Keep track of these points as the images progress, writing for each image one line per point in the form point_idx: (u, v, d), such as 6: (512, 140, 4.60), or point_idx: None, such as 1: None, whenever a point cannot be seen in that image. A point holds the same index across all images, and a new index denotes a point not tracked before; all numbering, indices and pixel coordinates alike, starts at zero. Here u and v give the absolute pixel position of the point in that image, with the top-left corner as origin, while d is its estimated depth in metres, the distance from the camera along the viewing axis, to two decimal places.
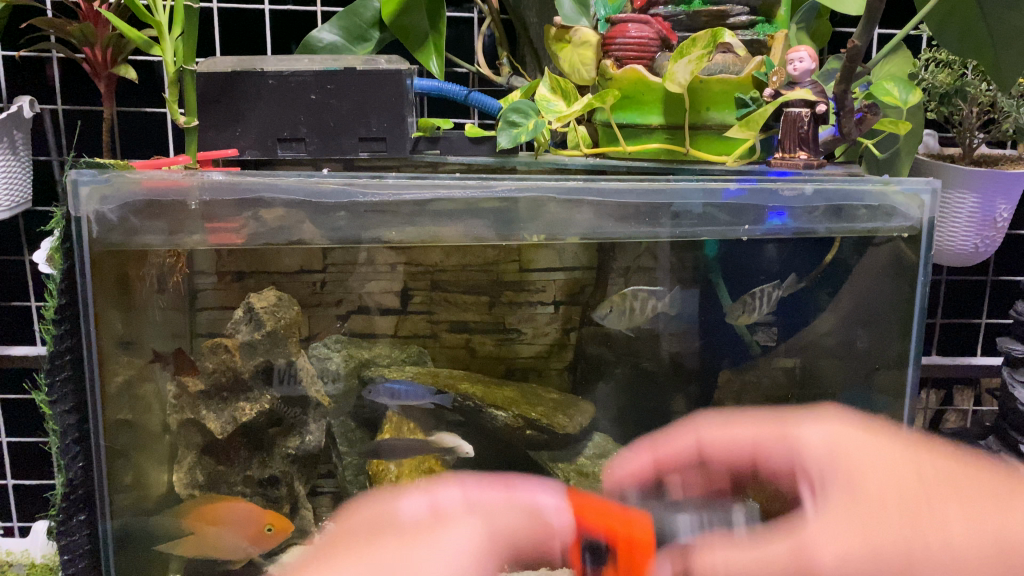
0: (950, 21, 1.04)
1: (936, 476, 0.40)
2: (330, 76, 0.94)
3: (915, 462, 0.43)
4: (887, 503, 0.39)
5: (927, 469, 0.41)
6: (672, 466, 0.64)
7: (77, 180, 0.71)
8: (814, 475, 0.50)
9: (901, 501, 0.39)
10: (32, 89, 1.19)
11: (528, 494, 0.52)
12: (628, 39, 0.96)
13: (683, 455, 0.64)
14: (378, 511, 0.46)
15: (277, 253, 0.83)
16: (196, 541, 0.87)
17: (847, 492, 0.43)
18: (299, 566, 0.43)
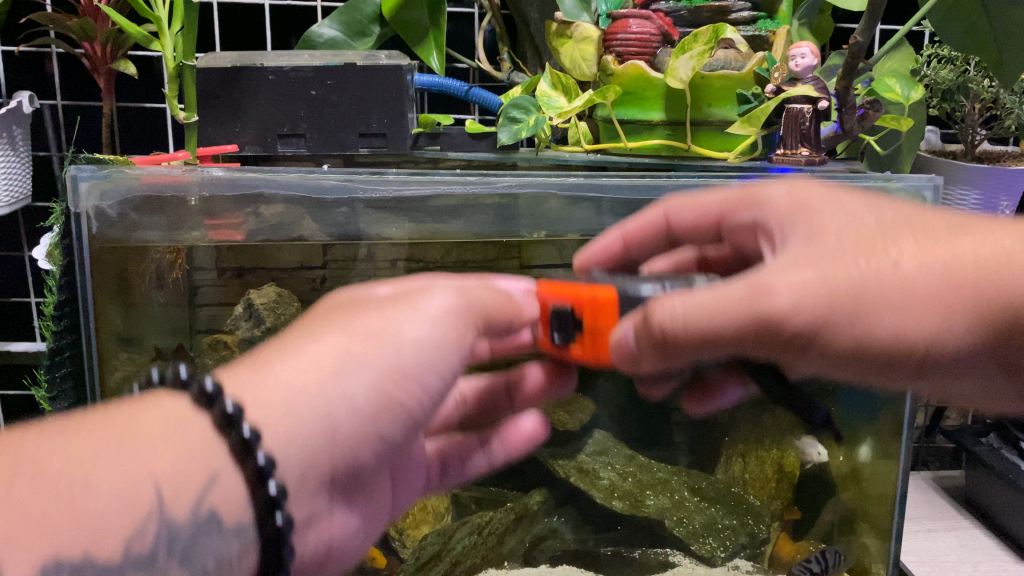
0: (953, 15, 1.03)
1: (894, 223, 0.50)
2: (330, 71, 0.94)
3: (890, 235, 0.49)
4: (844, 237, 0.49)
5: (885, 215, 0.51)
6: (639, 239, 0.68)
7: (77, 176, 0.72)
8: (776, 227, 0.55)
9: (862, 240, 0.48)
10: (32, 84, 1.19)
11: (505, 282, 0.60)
12: (629, 35, 0.95)
13: (651, 226, 0.68)
14: (334, 300, 0.55)
15: (276, 250, 0.80)
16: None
17: (808, 236, 0.50)
18: (248, 367, 0.47)
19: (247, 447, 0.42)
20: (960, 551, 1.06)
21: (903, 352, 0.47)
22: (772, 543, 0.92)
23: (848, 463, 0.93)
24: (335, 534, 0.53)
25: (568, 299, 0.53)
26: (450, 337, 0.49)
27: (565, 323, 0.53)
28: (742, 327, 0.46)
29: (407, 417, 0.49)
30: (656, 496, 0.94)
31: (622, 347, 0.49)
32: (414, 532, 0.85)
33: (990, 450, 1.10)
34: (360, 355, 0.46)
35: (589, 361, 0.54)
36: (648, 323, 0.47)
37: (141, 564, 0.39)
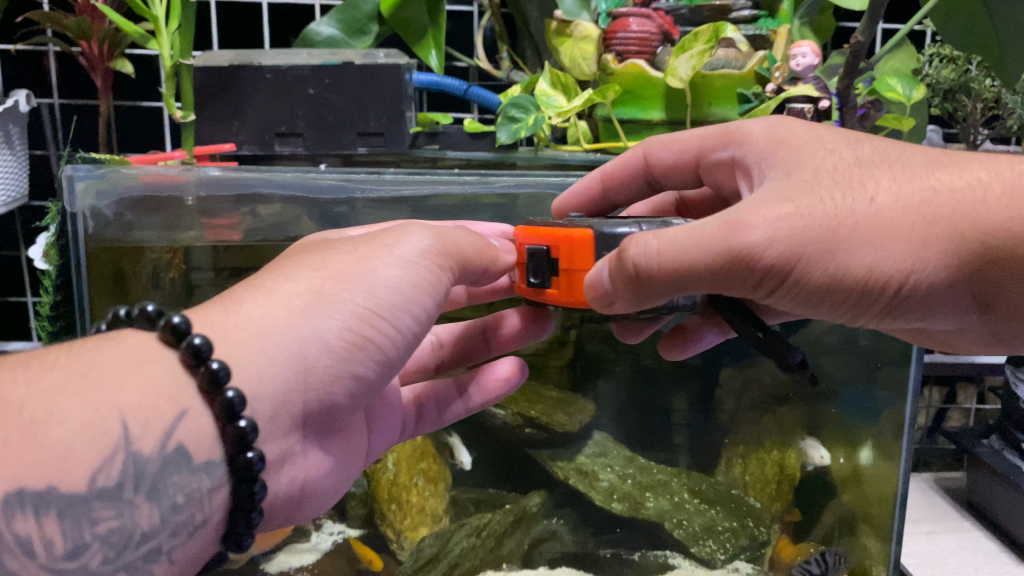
0: (954, 16, 1.02)
1: (871, 157, 0.52)
2: (328, 70, 0.93)
3: (866, 170, 0.50)
4: (821, 175, 0.50)
5: (862, 152, 0.52)
6: (618, 180, 0.71)
7: (73, 175, 0.71)
8: (753, 162, 0.58)
9: (838, 175, 0.50)
10: (29, 82, 1.19)
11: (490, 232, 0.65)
12: (630, 33, 0.94)
13: (631, 167, 0.70)
14: (319, 240, 0.58)
15: (274, 250, 0.78)
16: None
17: (784, 173, 0.52)
18: (230, 301, 0.50)
19: (215, 378, 0.44)
20: (961, 553, 1.05)
21: (879, 284, 0.48)
22: (773, 545, 0.91)
23: (849, 465, 0.93)
24: (309, 475, 0.55)
25: (544, 239, 0.55)
26: (425, 279, 0.51)
27: (541, 262, 0.55)
28: (719, 263, 0.47)
29: (383, 357, 0.51)
30: (656, 499, 0.93)
31: (596, 287, 0.51)
32: (412, 534, 0.86)
33: (991, 452, 1.09)
34: (334, 294, 0.49)
35: (564, 305, 0.56)
36: (625, 259, 0.49)
37: (108, 493, 0.43)
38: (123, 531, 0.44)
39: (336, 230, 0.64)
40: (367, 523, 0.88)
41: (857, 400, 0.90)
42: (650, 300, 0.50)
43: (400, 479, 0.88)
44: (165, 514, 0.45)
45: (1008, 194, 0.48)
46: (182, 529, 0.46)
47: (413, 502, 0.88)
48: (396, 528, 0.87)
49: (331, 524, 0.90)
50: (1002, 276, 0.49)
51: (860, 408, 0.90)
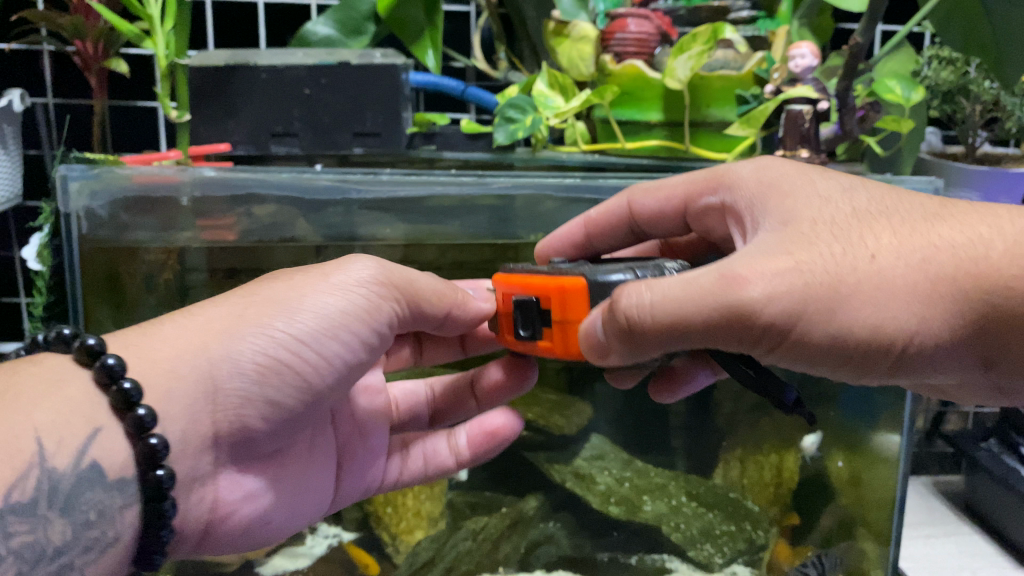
0: (955, 15, 1.02)
1: (869, 209, 0.52)
2: (324, 70, 0.93)
3: (865, 223, 0.50)
4: (819, 230, 0.50)
5: (860, 204, 0.53)
6: (601, 228, 0.73)
7: (67, 176, 0.71)
8: (744, 207, 0.60)
9: (837, 229, 0.50)
10: (23, 81, 1.18)
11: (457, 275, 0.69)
12: (628, 34, 0.94)
13: (614, 214, 0.72)
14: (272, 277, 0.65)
15: (269, 251, 0.78)
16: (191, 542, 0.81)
17: (780, 225, 0.53)
18: (156, 327, 0.56)
19: (126, 398, 0.49)
20: (959, 557, 1.05)
21: (882, 344, 0.47)
22: (770, 549, 0.89)
23: (848, 468, 0.91)
24: (223, 497, 0.60)
25: (534, 290, 0.54)
26: (358, 305, 0.58)
27: (531, 313, 0.54)
28: (716, 319, 0.46)
29: (302, 382, 0.57)
30: (654, 502, 0.92)
31: (589, 337, 0.50)
32: (408, 537, 0.86)
33: (990, 456, 1.09)
34: (255, 320, 0.56)
35: (559, 358, 0.54)
36: (617, 311, 0.48)
37: (23, 509, 0.46)
38: (36, 546, 0.47)
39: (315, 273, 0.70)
40: (363, 525, 0.89)
41: (856, 404, 0.87)
42: (639, 354, 0.50)
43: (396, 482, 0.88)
44: (78, 529, 0.49)
45: (1010, 249, 0.48)
46: (93, 544, 0.50)
47: (409, 504, 0.88)
48: (392, 531, 0.87)
49: (326, 527, 0.90)
50: (1007, 335, 0.48)
51: (859, 411, 0.87)
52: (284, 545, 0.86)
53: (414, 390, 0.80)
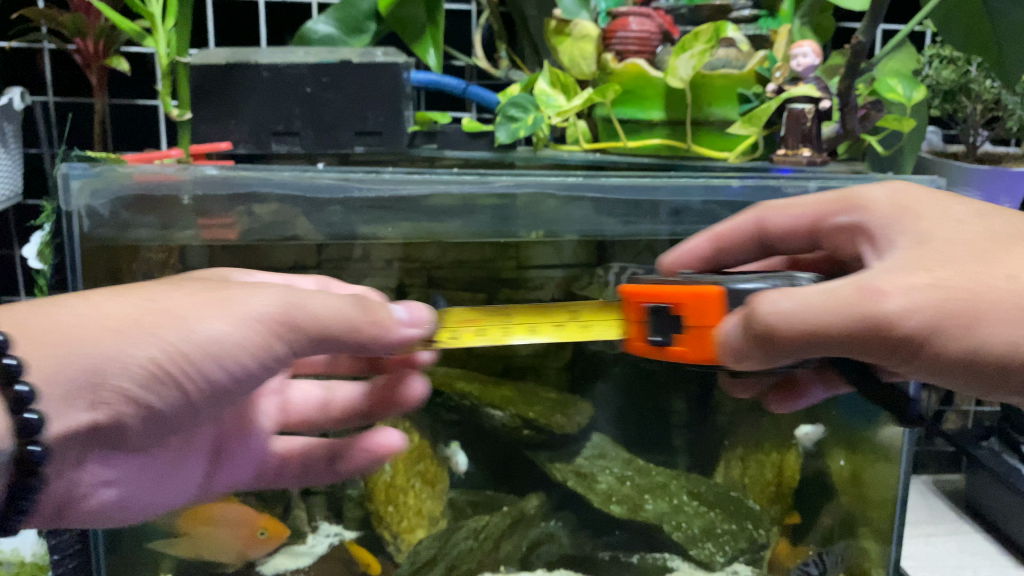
0: (956, 14, 1.02)
1: (1004, 233, 0.52)
2: (326, 68, 0.92)
3: (1001, 245, 0.51)
4: (955, 247, 0.51)
5: (993, 226, 0.53)
6: (728, 244, 0.74)
7: (69, 173, 0.71)
8: (876, 229, 0.59)
9: (973, 248, 0.50)
10: (24, 80, 1.18)
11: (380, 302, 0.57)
12: (630, 33, 0.94)
13: (744, 231, 0.73)
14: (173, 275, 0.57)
15: (270, 249, 0.78)
16: (191, 541, 0.81)
17: (915, 242, 0.53)
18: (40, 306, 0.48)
19: (9, 375, 0.42)
20: (960, 557, 1.05)
21: (1013, 364, 0.48)
22: (771, 548, 0.89)
23: (849, 467, 0.90)
24: (81, 484, 0.53)
25: (664, 297, 0.54)
26: (250, 341, 0.50)
27: (664, 320, 0.54)
28: (855, 329, 0.47)
29: (183, 395, 0.51)
30: (655, 501, 0.93)
31: (725, 343, 0.51)
32: (410, 536, 0.86)
33: (991, 454, 1.09)
34: (150, 328, 0.48)
35: (689, 362, 0.54)
36: (756, 323, 0.49)
37: None
38: None
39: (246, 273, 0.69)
40: (365, 525, 0.88)
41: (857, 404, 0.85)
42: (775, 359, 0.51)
43: (397, 481, 0.88)
44: None
45: None
46: None
47: (410, 503, 0.88)
48: (394, 530, 0.86)
49: (328, 526, 0.90)
50: None
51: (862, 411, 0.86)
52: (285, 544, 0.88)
53: (310, 395, 0.77)
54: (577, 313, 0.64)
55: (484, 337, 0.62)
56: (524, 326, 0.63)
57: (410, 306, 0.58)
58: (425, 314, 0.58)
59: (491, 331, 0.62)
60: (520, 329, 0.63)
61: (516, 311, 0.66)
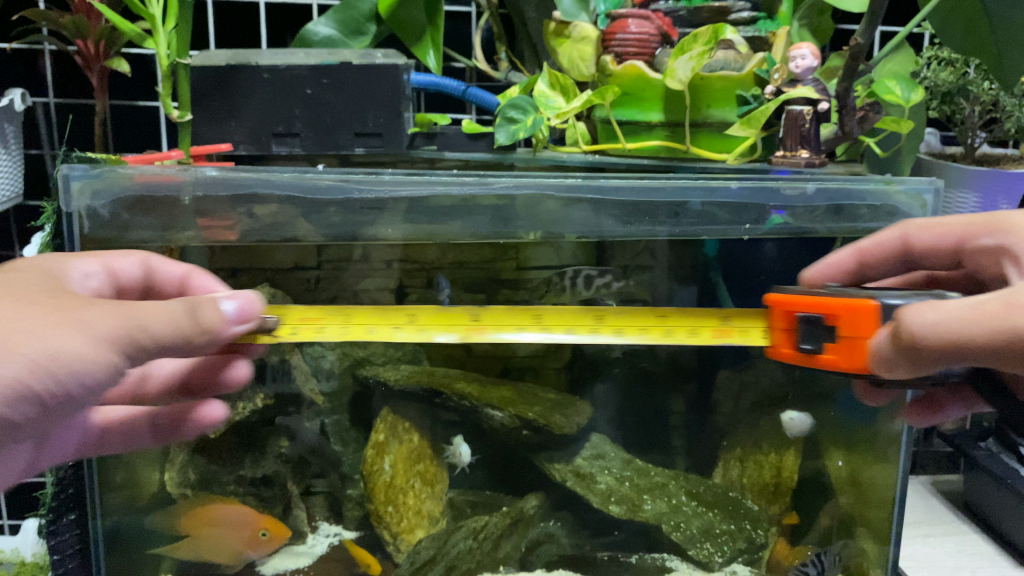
0: (954, 16, 1.02)
1: None
2: (325, 70, 0.93)
3: None
4: None
5: None
6: (874, 258, 0.76)
7: (69, 174, 0.71)
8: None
9: None
10: (25, 81, 1.18)
11: (207, 296, 0.58)
12: (629, 35, 0.94)
13: (888, 245, 0.75)
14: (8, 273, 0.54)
15: (270, 249, 0.78)
16: (192, 543, 0.86)
17: None
18: None
19: None
20: (958, 557, 1.05)
21: None
22: (770, 548, 0.90)
23: (848, 468, 0.90)
24: None
25: (822, 307, 0.59)
26: (105, 360, 0.51)
27: (816, 329, 0.60)
28: (1002, 344, 0.48)
29: (40, 408, 0.51)
30: (654, 501, 0.93)
31: (876, 354, 0.54)
32: (409, 536, 0.87)
33: (988, 455, 1.09)
34: (13, 348, 0.47)
35: (838, 371, 0.59)
36: (896, 328, 0.52)
37: None
38: None
39: (71, 256, 0.67)
40: (364, 525, 0.88)
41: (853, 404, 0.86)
42: (923, 368, 0.53)
43: (397, 481, 0.90)
44: None
45: None
46: None
47: (410, 504, 0.90)
48: (394, 530, 0.87)
49: (327, 526, 0.91)
50: None
51: (858, 412, 0.87)
52: (286, 544, 0.89)
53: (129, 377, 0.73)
54: (415, 315, 0.74)
55: (323, 334, 0.71)
56: (363, 325, 0.72)
57: (242, 300, 0.59)
58: (257, 307, 0.61)
59: (330, 330, 0.71)
60: (358, 328, 0.71)
61: (357, 310, 0.74)
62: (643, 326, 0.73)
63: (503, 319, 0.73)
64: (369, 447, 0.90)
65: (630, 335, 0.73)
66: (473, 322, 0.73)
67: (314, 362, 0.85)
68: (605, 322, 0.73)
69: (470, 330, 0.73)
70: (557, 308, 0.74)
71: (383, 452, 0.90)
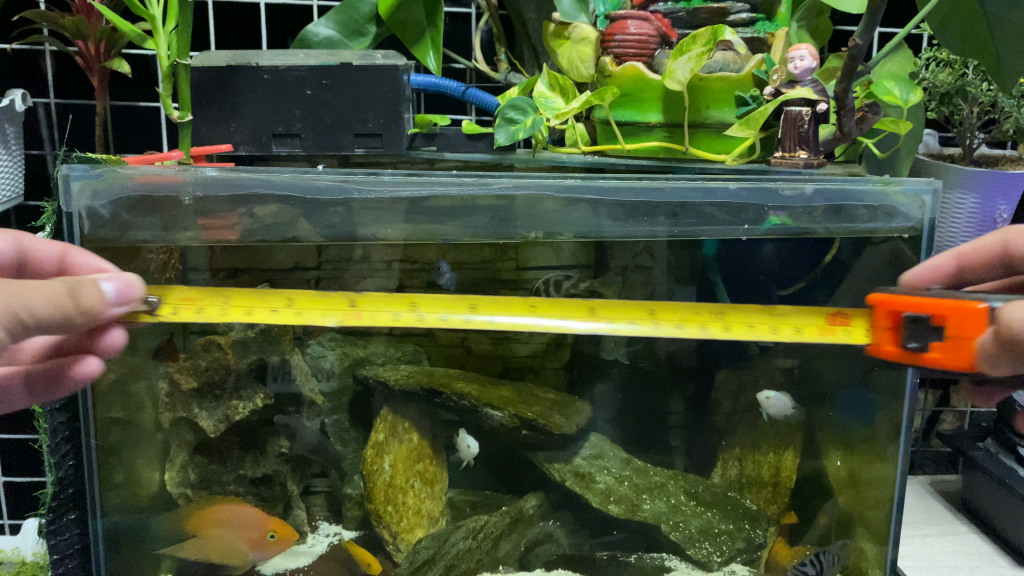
0: (954, 17, 1.03)
1: None
2: (326, 71, 0.93)
3: None
4: None
5: None
6: (971, 262, 0.78)
7: (69, 174, 0.72)
8: None
9: None
10: (26, 81, 1.18)
11: (88, 278, 0.61)
12: (628, 36, 0.95)
13: (987, 250, 0.78)
14: None
15: (270, 249, 0.78)
16: (199, 544, 0.87)
17: None
18: None
19: None
20: (956, 557, 1.05)
21: None
22: (769, 547, 0.91)
23: (846, 467, 0.90)
24: None
25: (926, 308, 0.65)
26: None
27: (920, 328, 0.65)
28: None
29: None
30: (653, 501, 0.93)
31: (980, 350, 0.60)
32: (409, 536, 0.89)
33: (987, 455, 1.10)
34: None
35: (944, 368, 0.63)
36: (997, 325, 0.57)
37: None
38: None
39: None
40: (365, 524, 0.90)
41: (851, 404, 0.88)
42: None
43: (397, 481, 0.91)
44: None
45: None
46: None
47: (410, 503, 0.91)
48: (394, 530, 0.89)
49: (327, 526, 0.92)
50: None
51: (855, 413, 0.88)
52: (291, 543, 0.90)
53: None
54: (292, 298, 0.75)
55: (202, 316, 0.73)
56: (240, 309, 0.74)
57: (120, 282, 0.63)
58: (136, 290, 0.64)
59: (209, 310, 0.73)
60: (236, 312, 0.74)
61: (236, 290, 0.76)
62: (516, 311, 0.76)
63: (378, 305, 0.75)
64: (368, 447, 0.91)
65: (503, 319, 0.75)
66: (348, 307, 0.75)
67: (314, 361, 0.87)
68: (480, 307, 0.76)
69: (349, 315, 0.75)
70: (436, 295, 0.77)
71: (382, 452, 0.91)
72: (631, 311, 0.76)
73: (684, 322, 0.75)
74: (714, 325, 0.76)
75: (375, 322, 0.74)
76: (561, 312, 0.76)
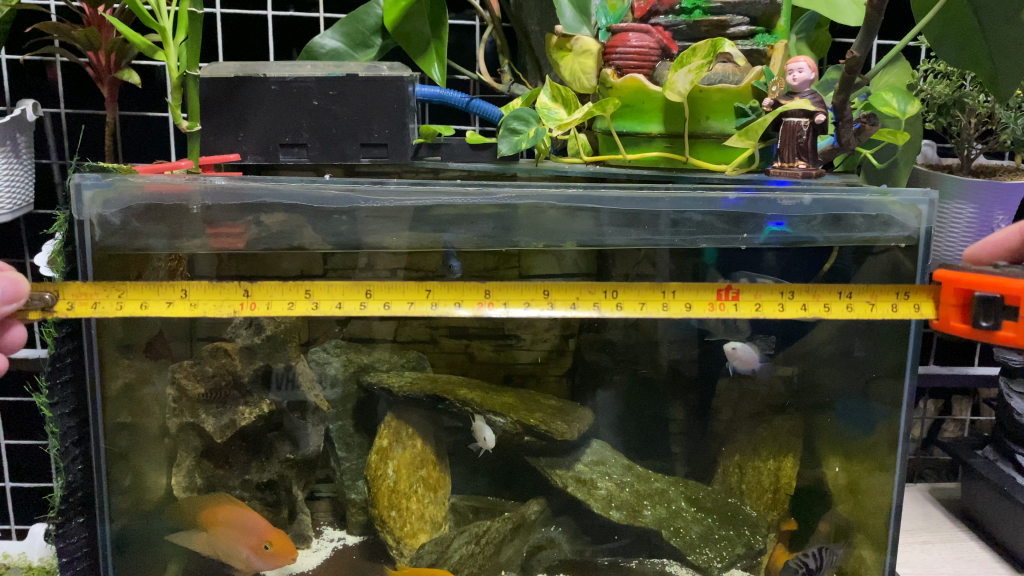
0: (949, 30, 1.04)
1: None
2: (332, 82, 0.95)
3: None
4: None
5: None
6: None
7: (81, 183, 0.73)
8: None
9: None
10: (37, 92, 1.20)
11: None
12: (629, 48, 0.96)
13: None
14: None
15: (276, 257, 0.80)
16: (207, 543, 0.87)
17: None
18: None
19: None
20: (956, 564, 1.06)
21: None
22: (769, 553, 0.91)
23: (845, 476, 0.91)
24: None
25: (996, 289, 0.69)
26: None
27: (992, 307, 0.70)
28: None
29: None
30: (654, 507, 0.94)
31: None
32: (412, 541, 0.90)
33: (985, 463, 1.10)
34: None
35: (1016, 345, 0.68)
36: None
37: None
38: None
39: None
40: (367, 530, 0.93)
41: (852, 412, 0.89)
42: None
43: (400, 486, 0.92)
44: None
45: None
46: None
47: (413, 508, 0.92)
48: (397, 535, 0.90)
49: (331, 531, 0.95)
50: None
51: (855, 420, 0.89)
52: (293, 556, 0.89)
53: None
54: (187, 290, 0.78)
55: (99, 312, 0.76)
56: (137, 301, 0.77)
57: (6, 280, 0.71)
58: (24, 287, 0.72)
59: (104, 305, 0.76)
60: (133, 305, 0.76)
61: (130, 282, 0.78)
62: (412, 298, 0.78)
63: (271, 297, 0.79)
64: (373, 453, 0.93)
65: (398, 308, 0.78)
66: (242, 297, 0.78)
67: (319, 369, 0.89)
68: (375, 296, 0.79)
69: (243, 305, 0.78)
70: (342, 287, 0.79)
71: (386, 457, 0.92)
72: (527, 294, 0.79)
73: (579, 302, 0.80)
74: (607, 304, 0.80)
75: (271, 311, 0.79)
76: (456, 300, 0.79)
